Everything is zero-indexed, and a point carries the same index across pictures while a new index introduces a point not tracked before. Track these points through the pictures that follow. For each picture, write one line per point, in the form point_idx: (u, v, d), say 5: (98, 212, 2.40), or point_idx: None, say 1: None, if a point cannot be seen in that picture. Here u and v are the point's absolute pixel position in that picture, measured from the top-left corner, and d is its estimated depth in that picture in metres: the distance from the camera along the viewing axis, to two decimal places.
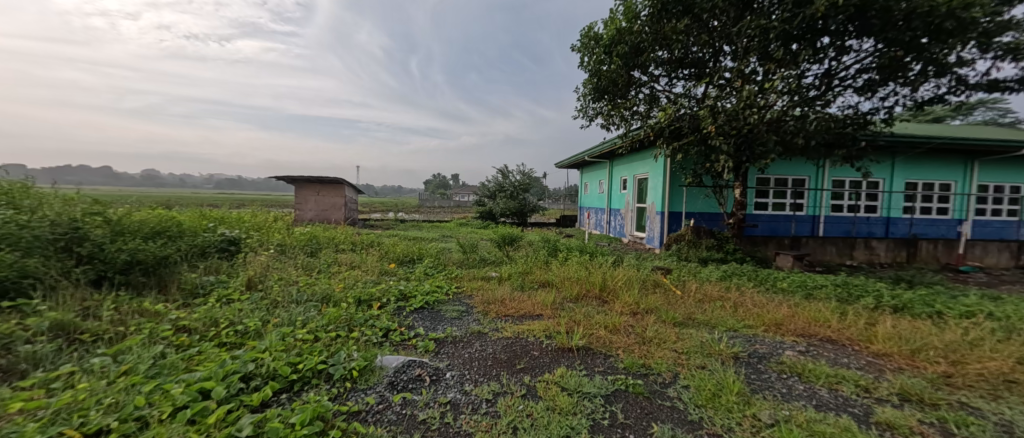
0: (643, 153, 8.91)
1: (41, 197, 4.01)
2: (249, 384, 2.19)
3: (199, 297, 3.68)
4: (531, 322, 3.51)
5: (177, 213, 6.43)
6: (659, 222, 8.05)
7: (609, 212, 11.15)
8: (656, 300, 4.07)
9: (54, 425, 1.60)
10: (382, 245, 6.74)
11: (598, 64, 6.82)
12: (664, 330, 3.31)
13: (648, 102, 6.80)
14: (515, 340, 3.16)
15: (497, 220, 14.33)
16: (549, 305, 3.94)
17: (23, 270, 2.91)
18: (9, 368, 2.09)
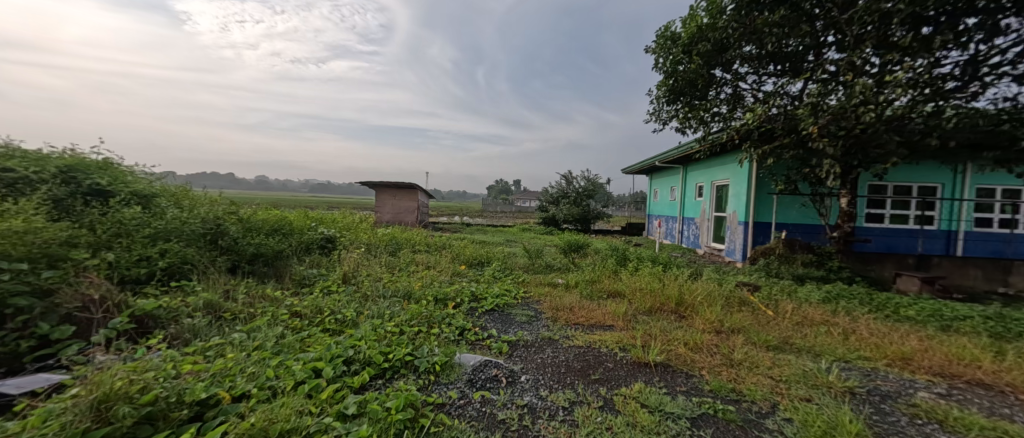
0: (723, 157, 8.21)
1: (195, 198, 4.95)
2: (350, 367, 2.44)
3: (306, 286, 4.20)
4: (603, 333, 3.41)
5: (287, 213, 7.45)
6: (740, 233, 7.39)
7: (682, 221, 10.46)
8: (743, 319, 3.71)
9: (214, 385, 1.93)
10: (454, 247, 7.06)
11: (674, 65, 6.47)
12: (756, 353, 2.99)
13: (731, 103, 6.29)
14: (588, 349, 3.09)
15: (559, 227, 13.99)
16: (622, 317, 3.77)
17: (184, 257, 3.60)
18: (178, 336, 2.60)
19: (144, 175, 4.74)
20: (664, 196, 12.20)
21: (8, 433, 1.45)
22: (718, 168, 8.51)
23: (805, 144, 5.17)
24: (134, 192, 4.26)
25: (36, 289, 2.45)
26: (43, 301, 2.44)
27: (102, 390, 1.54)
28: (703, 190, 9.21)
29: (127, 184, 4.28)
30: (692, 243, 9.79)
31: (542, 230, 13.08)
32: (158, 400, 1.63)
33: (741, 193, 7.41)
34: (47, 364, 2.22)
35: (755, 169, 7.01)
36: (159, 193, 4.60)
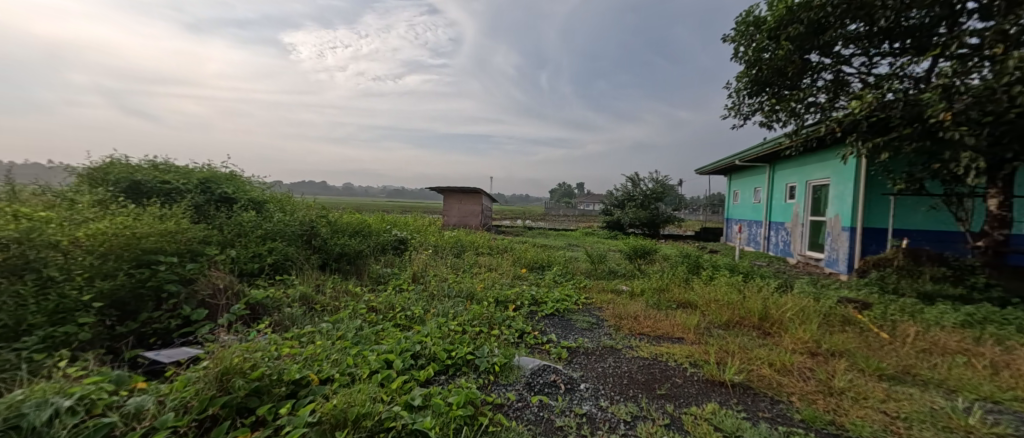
0: (819, 153, 7.42)
1: (294, 203, 5.65)
2: (417, 361, 2.64)
3: (381, 283, 4.57)
4: (671, 345, 3.27)
5: (367, 216, 8.16)
6: (844, 238, 6.58)
7: (768, 227, 9.60)
8: (847, 342, 3.28)
9: (307, 367, 2.21)
10: (516, 250, 7.19)
11: (758, 53, 5.91)
12: (864, 383, 2.65)
13: (830, 91, 5.62)
14: (653, 362, 2.99)
15: (626, 231, 13.64)
16: (693, 330, 3.56)
17: (285, 254, 4.13)
18: (280, 323, 3.04)
19: (257, 184, 5.55)
20: (745, 198, 11.24)
21: (160, 393, 1.78)
22: (813, 166, 7.65)
23: (934, 134, 4.43)
24: (251, 198, 4.99)
25: (182, 278, 3.04)
26: (186, 288, 3.00)
27: (224, 364, 1.85)
28: (795, 191, 8.35)
29: (245, 192, 5.03)
30: (780, 251, 8.89)
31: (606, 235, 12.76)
32: (264, 377, 1.92)
33: (845, 195, 6.60)
34: (186, 340, 2.70)
35: (865, 167, 6.21)
36: (269, 199, 5.33)
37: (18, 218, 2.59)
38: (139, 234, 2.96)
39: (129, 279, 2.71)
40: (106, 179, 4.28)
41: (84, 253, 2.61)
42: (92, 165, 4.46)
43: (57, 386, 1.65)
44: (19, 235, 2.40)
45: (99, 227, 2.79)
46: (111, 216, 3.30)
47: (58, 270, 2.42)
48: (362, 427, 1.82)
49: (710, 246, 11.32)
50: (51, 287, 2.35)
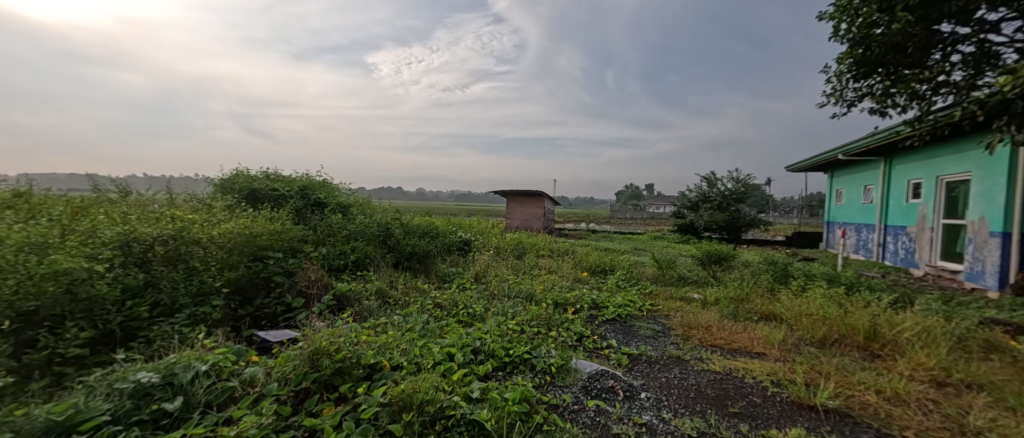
0: (957, 144, 6.42)
1: (373, 207, 6.20)
2: (477, 356, 2.80)
3: (447, 281, 4.87)
4: (748, 360, 3.00)
5: (435, 219, 8.66)
6: (995, 247, 5.57)
7: (884, 231, 8.46)
8: (990, 370, 2.63)
9: (381, 354, 2.46)
10: (577, 253, 7.17)
11: (866, 28, 4.17)
12: (1011, 421, 2.13)
13: (972, 65, 3.96)
14: (725, 376, 2.79)
15: (700, 235, 12.78)
16: (777, 345, 3.20)
17: (364, 253, 4.58)
18: (362, 313, 3.41)
19: (344, 191, 6.20)
20: (853, 199, 9.99)
21: (268, 366, 2.13)
22: (949, 159, 6.61)
23: None
24: (338, 202, 5.57)
25: (286, 270, 3.69)
26: (289, 279, 3.60)
27: (314, 345, 2.16)
28: (923, 188, 7.26)
29: (333, 198, 5.63)
30: (901, 261, 7.75)
31: (675, 239, 12.20)
32: (346, 359, 2.19)
33: (996, 192, 5.60)
34: (289, 322, 3.21)
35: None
36: (353, 203, 5.91)
37: (175, 219, 3.34)
38: (254, 233, 3.67)
39: (247, 270, 3.41)
40: (234, 187, 5.15)
41: (218, 248, 3.25)
42: (222, 176, 5.38)
43: (197, 353, 2.07)
44: (175, 232, 3.07)
45: (229, 226, 3.47)
46: (236, 218, 3.96)
47: (199, 262, 3.07)
48: (425, 412, 2.00)
49: (806, 254, 10.04)
50: (195, 275, 2.98)
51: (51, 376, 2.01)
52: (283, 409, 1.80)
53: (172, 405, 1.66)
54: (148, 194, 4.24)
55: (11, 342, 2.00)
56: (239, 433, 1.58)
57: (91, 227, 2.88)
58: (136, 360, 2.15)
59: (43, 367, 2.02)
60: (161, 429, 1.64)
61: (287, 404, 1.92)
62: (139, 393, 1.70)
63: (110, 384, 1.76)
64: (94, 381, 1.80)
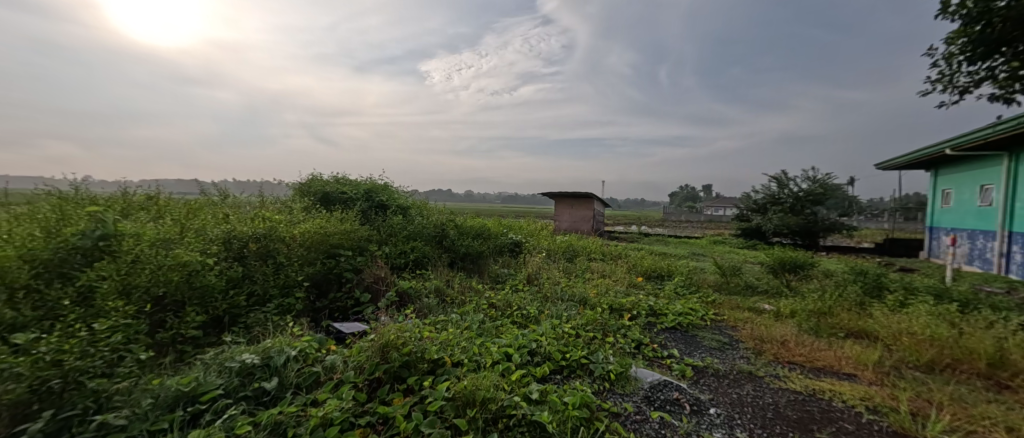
0: None
1: (429, 208, 6.43)
2: (533, 358, 2.79)
3: (500, 282, 4.91)
4: (835, 381, 2.72)
5: (486, 220, 8.81)
6: None
7: (1009, 239, 7.25)
8: None
9: (443, 350, 2.54)
10: (631, 257, 6.94)
11: None
12: None
13: None
14: (806, 397, 2.55)
15: (769, 241, 11.87)
16: (873, 367, 2.85)
17: (421, 252, 4.76)
18: (424, 310, 3.55)
19: (403, 193, 6.49)
20: (966, 200, 8.66)
21: (345, 355, 2.35)
22: None
23: None
24: (397, 204, 5.85)
25: (355, 267, 3.95)
26: (357, 276, 3.89)
27: (383, 339, 2.33)
28: None
29: (392, 200, 5.92)
30: None
31: (738, 244, 11.39)
32: (412, 353, 2.31)
33: None
34: (358, 316, 3.47)
35: None
36: (411, 205, 6.16)
37: (265, 219, 3.73)
38: (328, 232, 3.99)
39: (323, 266, 3.74)
40: (309, 191, 5.58)
41: (298, 245, 3.64)
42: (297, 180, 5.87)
43: (288, 339, 2.38)
44: (266, 230, 3.49)
45: (308, 226, 3.84)
46: (311, 218, 4.31)
47: (285, 257, 3.45)
48: (488, 409, 2.02)
49: (905, 264, 8.85)
50: (283, 269, 3.36)
51: (173, 353, 2.39)
52: (360, 396, 1.98)
53: (269, 384, 1.95)
54: (238, 197, 4.72)
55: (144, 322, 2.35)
56: (324, 415, 1.79)
57: (201, 225, 3.31)
58: (239, 343, 2.52)
59: (168, 345, 2.44)
60: (261, 404, 1.92)
61: (363, 391, 2.09)
62: (243, 371, 2.03)
63: (221, 362, 2.12)
64: (209, 359, 2.17)
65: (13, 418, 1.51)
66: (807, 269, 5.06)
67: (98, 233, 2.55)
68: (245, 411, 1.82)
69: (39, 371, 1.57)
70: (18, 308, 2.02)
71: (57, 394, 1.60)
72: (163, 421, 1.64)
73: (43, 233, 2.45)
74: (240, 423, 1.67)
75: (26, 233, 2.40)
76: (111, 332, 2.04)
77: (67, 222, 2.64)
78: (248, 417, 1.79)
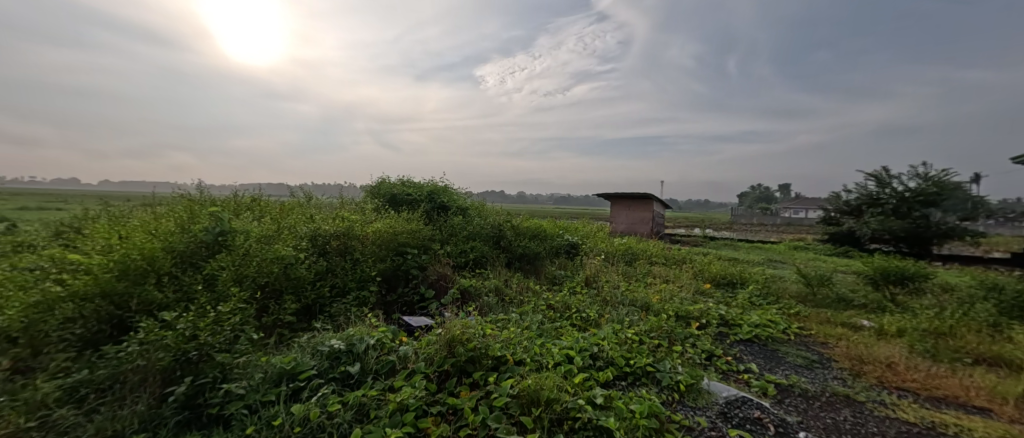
0: None
1: (487, 209, 6.53)
2: (596, 362, 2.70)
3: (557, 284, 4.84)
4: (959, 415, 2.32)
5: (541, 221, 8.74)
6: None
7: None
8: None
9: (505, 347, 2.54)
10: (696, 262, 6.50)
11: None
12: None
13: None
14: (919, 429, 2.20)
15: (867, 248, 10.44)
16: (1014, 401, 2.39)
17: (479, 252, 4.84)
18: (486, 308, 3.61)
19: (462, 194, 6.67)
20: None
21: (415, 345, 2.48)
22: None
23: None
24: (457, 205, 6.02)
25: (420, 264, 4.11)
26: (422, 273, 4.06)
27: (450, 333, 2.42)
28: None
29: (452, 201, 6.10)
30: None
31: (824, 251, 10.22)
32: (476, 348, 2.37)
33: None
34: (424, 311, 3.61)
35: None
36: (470, 206, 6.30)
37: (343, 219, 4.11)
38: (396, 232, 4.20)
39: (392, 262, 3.96)
40: (378, 192, 5.93)
41: (371, 241, 3.92)
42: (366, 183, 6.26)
43: (367, 329, 2.59)
44: (345, 229, 3.85)
45: (380, 226, 4.10)
46: (381, 218, 4.58)
47: (361, 254, 3.74)
48: (552, 410, 1.99)
49: None
50: (359, 265, 3.64)
51: (274, 335, 2.69)
52: (430, 387, 2.09)
53: (354, 368, 2.16)
54: (318, 199, 5.15)
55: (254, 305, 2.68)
56: (402, 401, 1.94)
57: (293, 223, 3.73)
58: (327, 330, 2.76)
59: (271, 328, 2.77)
60: (347, 386, 2.13)
61: (434, 381, 2.21)
62: (332, 355, 2.27)
63: (313, 346, 2.39)
64: (303, 342, 2.46)
65: (166, 379, 1.96)
66: (923, 281, 4.52)
67: (218, 229, 3.11)
68: (334, 391, 2.05)
69: (181, 343, 1.99)
70: (164, 290, 2.56)
71: (194, 363, 2.02)
72: (272, 394, 1.94)
73: (179, 229, 3.07)
74: (332, 401, 1.89)
75: (168, 230, 3.02)
76: (232, 314, 2.38)
77: (195, 219, 3.35)
78: (337, 396, 2.01)
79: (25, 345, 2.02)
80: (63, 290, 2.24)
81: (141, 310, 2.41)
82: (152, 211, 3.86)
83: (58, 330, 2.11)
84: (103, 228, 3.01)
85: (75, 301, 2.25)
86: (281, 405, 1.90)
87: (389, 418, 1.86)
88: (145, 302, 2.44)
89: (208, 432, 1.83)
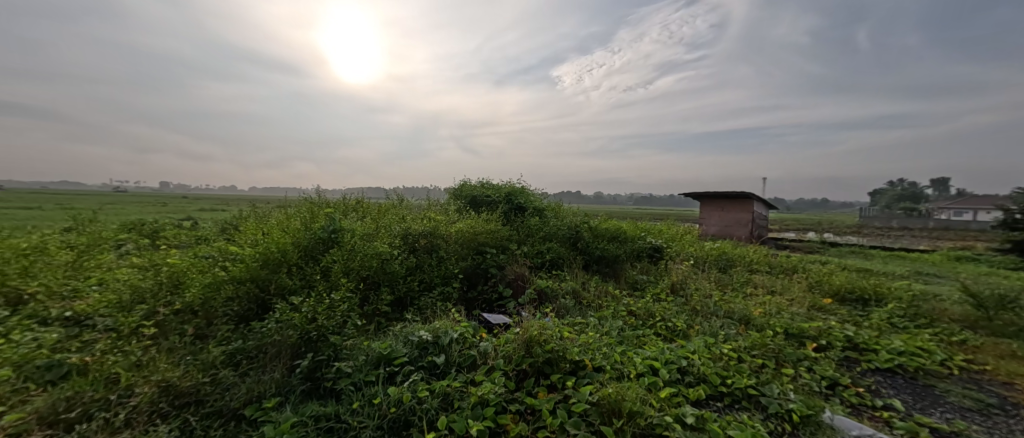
0: None
1: (565, 211, 6.41)
2: (685, 377, 2.45)
3: (638, 290, 4.54)
4: None
5: (621, 222, 8.33)
6: None
7: None
8: None
9: (583, 352, 2.43)
10: (810, 273, 5.61)
11: None
12: None
13: None
14: None
15: None
16: None
17: (555, 253, 4.76)
18: (564, 311, 3.52)
19: (540, 196, 6.65)
20: None
21: (494, 342, 2.50)
22: None
23: None
24: (534, 206, 6.01)
25: (498, 264, 4.16)
26: (500, 272, 4.09)
27: (529, 333, 2.40)
28: None
29: (530, 202, 6.12)
30: None
31: (1003, 264, 8.09)
32: (554, 350, 2.31)
33: None
34: (502, 310, 3.64)
35: None
36: (547, 207, 6.25)
37: (429, 219, 4.36)
38: (477, 234, 4.32)
39: (472, 261, 4.08)
40: (460, 194, 6.19)
41: (455, 240, 4.10)
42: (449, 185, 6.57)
43: (451, 323, 2.67)
44: (431, 228, 4.08)
45: (462, 226, 4.26)
46: (462, 218, 4.76)
47: (448, 253, 3.92)
48: (637, 423, 1.84)
49: None
50: (444, 262, 3.80)
51: (374, 322, 2.89)
52: (510, 384, 2.08)
53: (439, 359, 2.23)
54: (408, 200, 5.55)
55: (357, 295, 2.96)
56: (482, 395, 1.95)
57: (391, 223, 4.10)
58: (416, 321, 2.90)
59: (371, 316, 2.98)
60: (434, 375, 2.21)
61: (513, 379, 2.18)
62: (421, 345, 2.38)
63: (404, 334, 2.54)
64: (397, 331, 2.62)
65: (294, 353, 2.28)
66: None
67: (331, 227, 3.55)
68: (423, 378, 2.13)
69: (305, 324, 2.34)
70: (292, 277, 3.01)
71: (315, 341, 2.32)
72: (372, 375, 2.09)
73: (303, 227, 3.59)
74: (421, 388, 1.97)
75: (296, 228, 3.54)
76: (342, 301, 2.69)
77: (315, 219, 3.85)
78: (426, 383, 2.10)
79: (204, 317, 2.66)
80: (226, 275, 2.84)
81: (277, 293, 2.87)
82: (283, 212, 4.56)
83: (224, 305, 2.70)
84: (256, 227, 3.73)
85: (235, 283, 2.82)
86: (380, 385, 2.03)
87: (471, 410, 1.89)
88: (280, 286, 2.90)
89: (326, 403, 2.02)
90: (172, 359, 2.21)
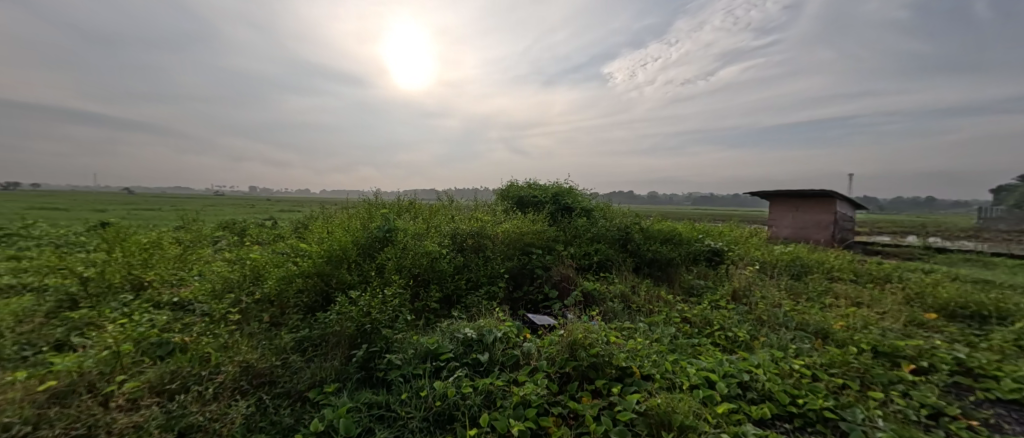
0: None
1: (617, 212, 6.24)
2: (746, 392, 2.28)
3: (694, 296, 4.30)
4: None
5: (677, 223, 7.93)
6: None
7: None
8: None
9: (631, 358, 2.35)
10: (910, 283, 4.93)
11: None
12: None
13: None
14: None
15: None
16: None
17: (604, 255, 4.66)
18: (612, 314, 3.43)
19: (591, 197, 6.55)
20: None
21: (538, 343, 2.51)
22: None
23: None
24: (585, 207, 5.93)
25: (544, 265, 4.16)
26: (546, 273, 4.09)
27: (574, 336, 2.38)
28: None
29: (581, 203, 6.04)
30: None
31: None
32: (600, 355, 2.28)
33: None
34: (548, 311, 3.64)
35: None
36: (598, 208, 6.13)
37: (477, 219, 4.47)
38: (523, 235, 4.35)
39: (518, 261, 4.12)
40: (508, 195, 6.26)
41: (501, 240, 4.17)
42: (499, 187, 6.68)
43: (495, 322, 2.73)
44: (479, 229, 4.19)
45: (508, 226, 4.32)
46: (511, 219, 4.81)
47: (493, 252, 3.99)
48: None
49: None
50: (491, 262, 3.88)
51: (423, 318, 3.03)
52: (552, 386, 2.08)
53: (483, 357, 2.29)
54: (459, 202, 5.73)
55: (408, 291, 3.12)
56: (525, 396, 1.98)
57: (440, 223, 4.26)
58: (462, 319, 2.99)
59: (421, 311, 3.13)
60: (478, 372, 2.26)
61: (555, 382, 2.18)
62: (466, 342, 2.45)
63: (451, 331, 2.63)
64: (445, 327, 2.72)
65: (351, 343, 2.46)
66: None
67: (385, 226, 3.76)
68: (467, 375, 2.20)
69: (362, 316, 2.50)
70: (351, 272, 3.23)
71: (369, 332, 2.48)
72: (420, 369, 2.19)
73: (362, 226, 3.84)
74: (465, 384, 2.04)
75: (355, 228, 3.80)
76: (393, 296, 2.86)
77: (370, 219, 4.11)
78: (470, 380, 2.15)
79: (278, 306, 2.95)
80: (298, 269, 3.12)
81: (338, 287, 3.10)
82: (346, 213, 4.92)
83: (295, 296, 2.98)
84: (321, 226, 4.06)
85: (304, 277, 3.10)
86: (426, 379, 2.13)
87: (513, 409, 1.92)
88: (340, 281, 3.13)
89: (376, 390, 2.16)
90: (252, 343, 2.48)
